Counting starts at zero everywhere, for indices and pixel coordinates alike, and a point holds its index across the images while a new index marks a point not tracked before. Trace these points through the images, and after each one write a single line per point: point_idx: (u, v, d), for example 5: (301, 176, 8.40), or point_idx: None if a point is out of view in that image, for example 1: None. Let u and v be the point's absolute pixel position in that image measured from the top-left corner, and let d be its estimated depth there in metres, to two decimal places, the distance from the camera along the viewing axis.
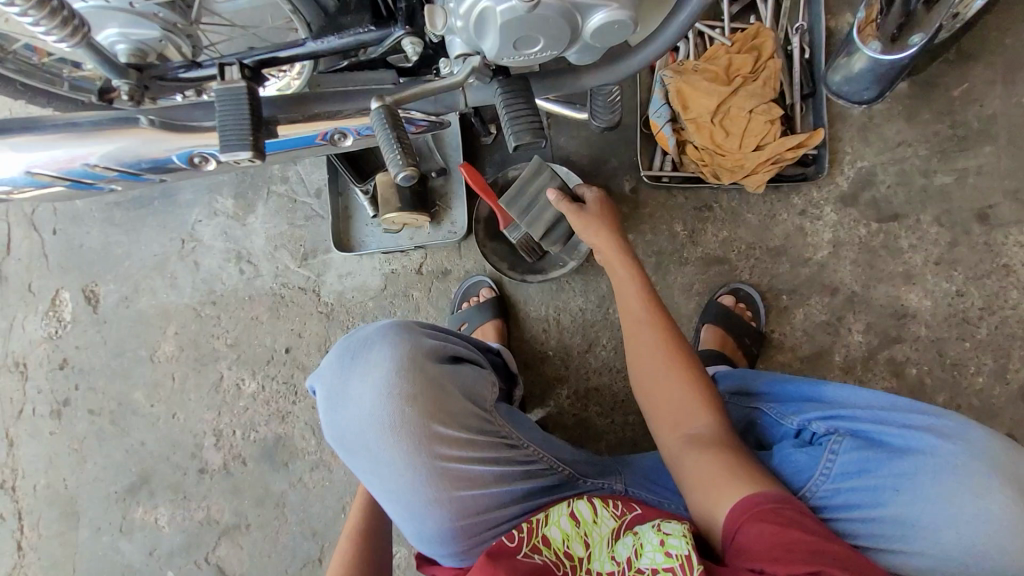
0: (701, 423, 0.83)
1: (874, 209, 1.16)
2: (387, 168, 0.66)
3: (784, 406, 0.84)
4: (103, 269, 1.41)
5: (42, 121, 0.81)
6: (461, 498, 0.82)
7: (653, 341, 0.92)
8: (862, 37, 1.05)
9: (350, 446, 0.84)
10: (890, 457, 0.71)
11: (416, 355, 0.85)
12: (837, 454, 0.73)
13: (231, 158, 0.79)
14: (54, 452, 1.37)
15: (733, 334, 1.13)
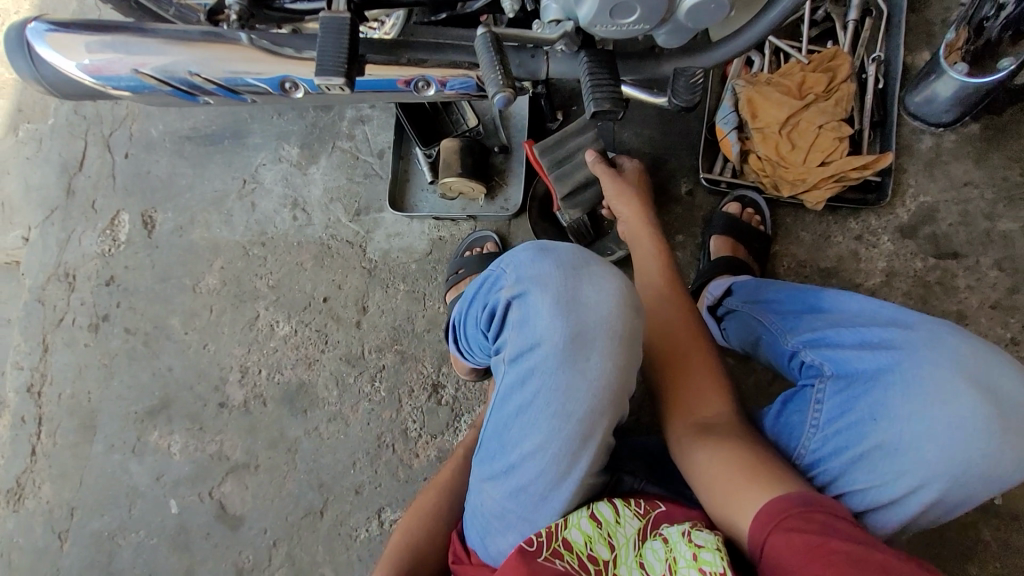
0: (716, 409, 0.82)
1: (933, 244, 1.15)
2: (487, 87, 0.76)
3: (784, 322, 0.90)
4: (164, 197, 1.46)
5: (158, 27, 0.87)
6: (606, 449, 0.76)
7: (670, 317, 0.93)
8: (948, 60, 1.08)
9: (569, 351, 0.72)
10: (867, 388, 0.75)
11: (641, 300, 0.79)
12: (822, 402, 0.78)
13: (324, 83, 0.83)
14: (84, 363, 1.40)
15: (743, 240, 1.13)
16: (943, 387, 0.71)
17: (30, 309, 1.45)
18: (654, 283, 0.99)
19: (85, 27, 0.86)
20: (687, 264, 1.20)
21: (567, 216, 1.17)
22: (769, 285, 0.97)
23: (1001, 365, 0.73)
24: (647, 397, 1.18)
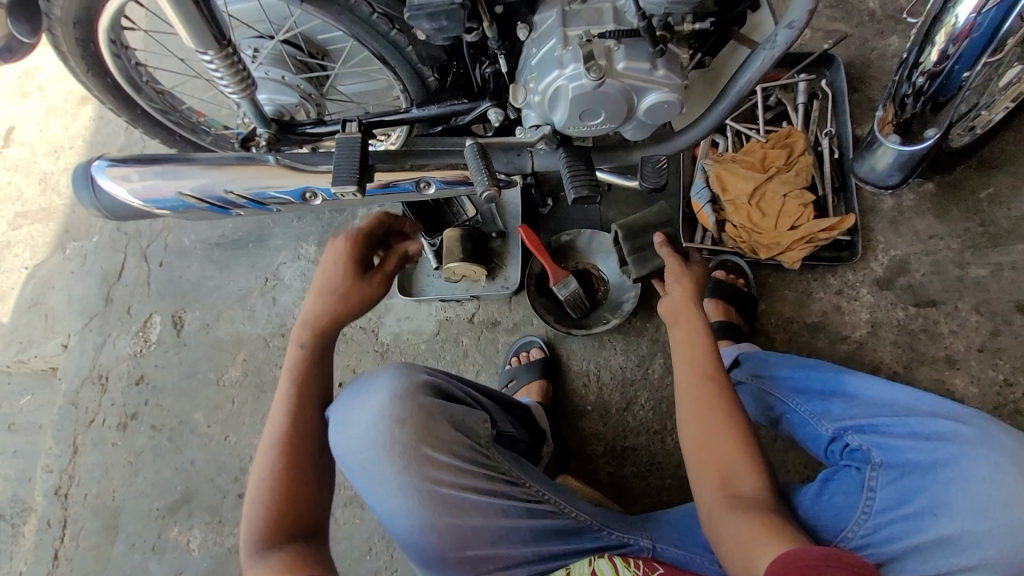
0: (750, 482, 0.82)
1: (910, 293, 1.21)
2: (475, 187, 0.89)
3: (812, 405, 0.92)
4: (193, 299, 1.59)
5: (200, 156, 1.02)
6: (462, 530, 0.85)
7: (707, 396, 0.91)
8: (882, 132, 1.12)
9: (379, 462, 0.85)
10: (927, 479, 0.77)
11: (412, 399, 0.87)
12: (875, 490, 0.80)
13: (339, 191, 0.97)
14: (111, 462, 1.45)
15: (733, 302, 1.21)
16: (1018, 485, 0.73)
17: (64, 412, 1.53)
18: (694, 362, 0.95)
19: (139, 161, 1.01)
20: None
21: (564, 290, 1.26)
22: (778, 360, 1.01)
23: None
24: (655, 462, 1.20)
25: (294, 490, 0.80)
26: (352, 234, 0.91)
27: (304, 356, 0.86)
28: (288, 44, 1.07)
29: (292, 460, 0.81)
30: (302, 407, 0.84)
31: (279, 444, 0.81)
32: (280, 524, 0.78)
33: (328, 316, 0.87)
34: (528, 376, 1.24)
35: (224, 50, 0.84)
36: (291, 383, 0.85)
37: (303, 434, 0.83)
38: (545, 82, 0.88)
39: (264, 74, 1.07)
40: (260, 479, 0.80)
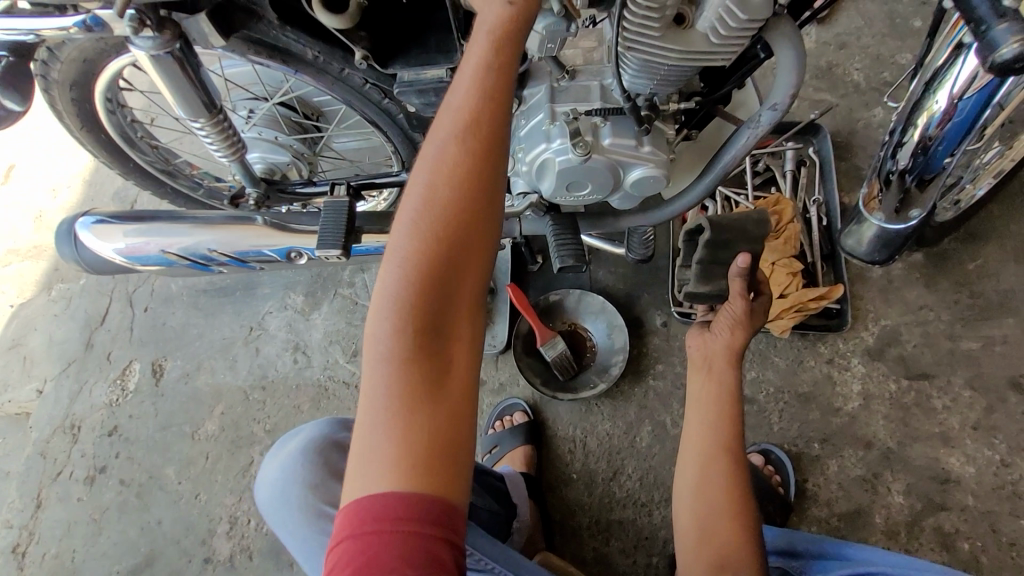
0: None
1: (902, 365, 1.20)
2: None
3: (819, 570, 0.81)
4: (174, 347, 1.56)
5: (187, 213, 1.02)
6: None
7: (719, 472, 0.81)
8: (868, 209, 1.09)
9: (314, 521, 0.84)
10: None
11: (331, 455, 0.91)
12: None
13: (323, 254, 0.96)
14: (74, 519, 1.39)
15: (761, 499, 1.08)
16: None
17: (31, 463, 1.48)
18: (712, 434, 0.83)
19: (124, 217, 1.01)
20: (670, 394, 1.25)
21: (551, 351, 1.24)
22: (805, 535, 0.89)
23: None
24: (641, 537, 1.15)
25: (436, 378, 0.53)
26: (503, 36, 0.59)
27: (461, 198, 0.56)
28: (283, 105, 1.08)
29: (434, 274, 0.55)
30: (458, 206, 0.56)
31: (418, 246, 0.55)
32: (414, 404, 0.51)
33: (484, 149, 0.57)
34: (512, 441, 1.21)
35: (215, 117, 0.84)
36: (434, 215, 0.56)
37: (462, 259, 0.56)
38: (533, 154, 0.89)
39: (258, 135, 1.08)
40: (391, 297, 0.55)
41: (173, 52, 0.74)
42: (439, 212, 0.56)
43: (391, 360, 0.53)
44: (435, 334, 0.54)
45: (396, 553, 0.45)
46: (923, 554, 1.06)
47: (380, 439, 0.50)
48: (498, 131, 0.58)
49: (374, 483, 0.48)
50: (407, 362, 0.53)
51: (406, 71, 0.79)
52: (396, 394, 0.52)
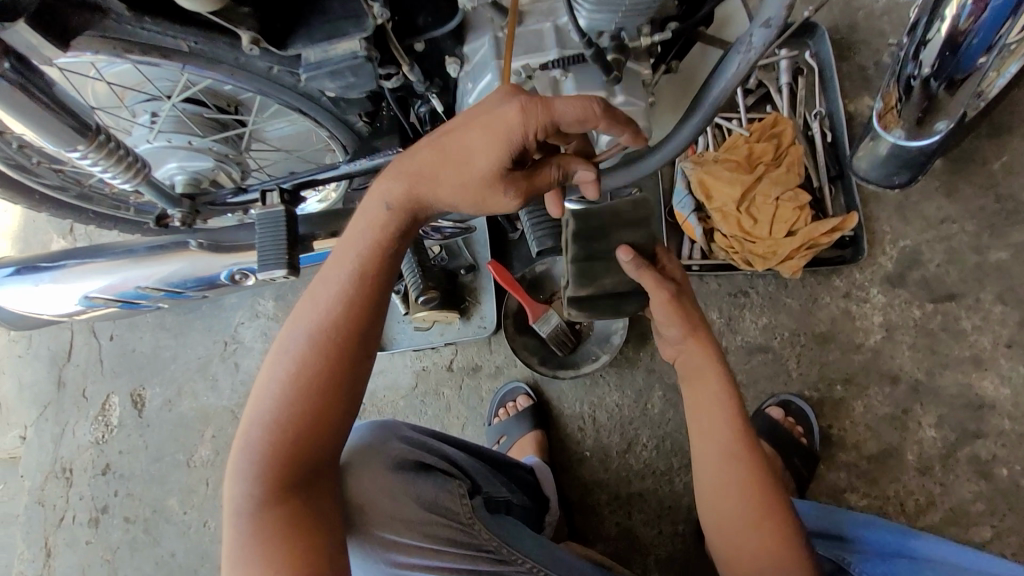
0: None
1: (926, 289, 1.09)
2: None
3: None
4: (150, 373, 1.47)
5: (104, 249, 0.90)
6: None
7: (733, 474, 0.74)
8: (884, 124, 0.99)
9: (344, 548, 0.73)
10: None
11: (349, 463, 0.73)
12: None
13: (268, 276, 0.83)
14: (88, 562, 1.36)
15: (783, 453, 1.03)
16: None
17: (32, 512, 1.43)
18: (714, 436, 0.76)
19: (36, 264, 0.89)
20: None
21: (545, 326, 1.13)
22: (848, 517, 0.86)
23: None
24: (664, 506, 1.10)
25: (290, 522, 0.60)
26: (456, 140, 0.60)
27: (303, 367, 0.61)
28: (190, 102, 0.90)
29: (279, 441, 0.60)
30: (301, 374, 0.61)
31: (263, 415, 0.61)
32: (262, 548, 0.59)
33: (343, 323, 0.62)
34: (520, 430, 1.13)
35: (97, 141, 0.72)
36: (284, 384, 0.61)
37: (313, 423, 0.61)
38: None
39: (168, 142, 0.91)
40: (242, 456, 0.62)
41: (8, 75, 0.64)
42: (286, 379, 0.61)
43: (239, 518, 0.60)
44: (287, 490, 0.61)
45: None
46: (960, 486, 1.00)
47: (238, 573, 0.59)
48: (351, 299, 0.63)
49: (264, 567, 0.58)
50: (263, 512, 0.60)
51: (311, 49, 0.64)
52: (247, 542, 0.59)
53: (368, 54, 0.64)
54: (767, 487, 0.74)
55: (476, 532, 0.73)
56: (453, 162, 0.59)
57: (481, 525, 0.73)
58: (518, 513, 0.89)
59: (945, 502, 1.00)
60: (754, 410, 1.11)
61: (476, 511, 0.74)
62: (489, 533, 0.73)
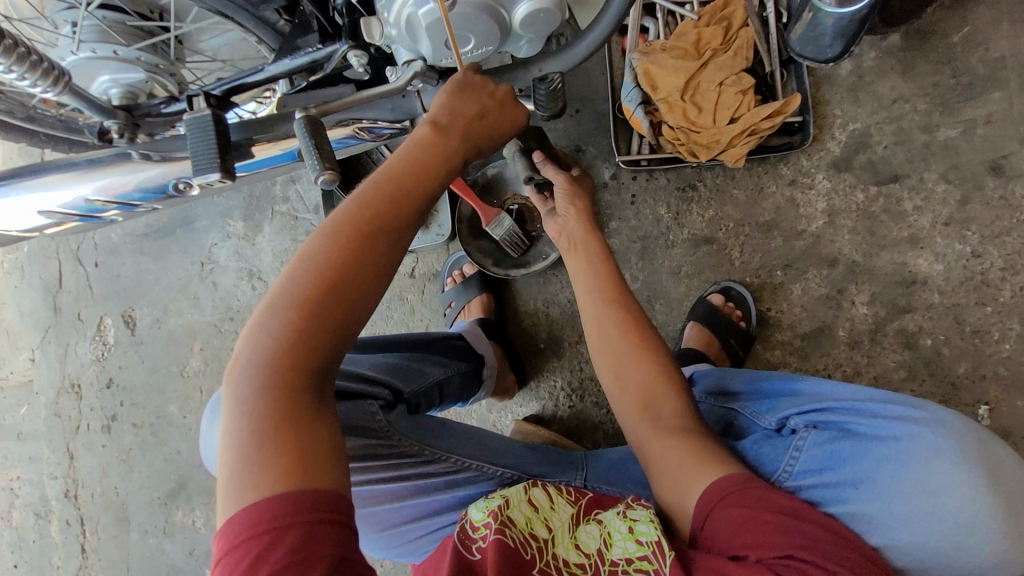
0: (669, 404, 0.81)
1: (871, 171, 1.09)
2: (308, 173, 0.68)
3: (758, 405, 0.86)
4: (138, 296, 1.54)
5: (48, 165, 0.93)
6: (377, 512, 0.82)
7: (621, 338, 0.87)
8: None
9: None
10: (859, 445, 0.73)
11: None
12: (802, 450, 0.76)
13: (203, 180, 0.86)
14: (107, 462, 1.51)
15: (719, 335, 1.08)
16: (950, 476, 0.69)
17: (51, 423, 1.57)
18: (599, 296, 0.90)
19: None
20: (626, 250, 1.19)
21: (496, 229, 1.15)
22: (735, 373, 0.96)
23: (984, 441, 0.73)
24: None
25: (320, 400, 0.58)
26: (487, 114, 0.71)
27: (370, 250, 0.61)
28: (108, 10, 0.90)
29: (334, 312, 0.59)
30: (366, 256, 0.61)
31: (319, 279, 0.59)
32: (296, 412, 0.56)
33: (388, 217, 0.63)
34: (466, 294, 1.22)
35: (11, 49, 0.71)
36: (348, 257, 0.60)
37: (344, 301, 0.60)
38: (395, 11, 0.74)
39: (93, 53, 0.88)
40: (288, 311, 0.58)
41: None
42: (353, 252, 0.61)
43: (262, 372, 0.57)
44: (323, 363, 0.59)
45: (299, 538, 0.50)
46: (886, 356, 1.06)
47: (253, 432, 0.55)
48: (415, 208, 0.65)
49: (271, 450, 0.54)
50: (278, 384, 0.56)
51: None
52: (270, 400, 0.56)
53: None
54: (644, 334, 0.87)
55: (394, 439, 0.81)
56: (488, 137, 0.72)
57: (398, 436, 0.81)
58: (455, 386, 1.01)
59: (870, 372, 1.06)
60: (697, 297, 1.15)
61: (390, 422, 0.81)
62: (409, 439, 0.82)
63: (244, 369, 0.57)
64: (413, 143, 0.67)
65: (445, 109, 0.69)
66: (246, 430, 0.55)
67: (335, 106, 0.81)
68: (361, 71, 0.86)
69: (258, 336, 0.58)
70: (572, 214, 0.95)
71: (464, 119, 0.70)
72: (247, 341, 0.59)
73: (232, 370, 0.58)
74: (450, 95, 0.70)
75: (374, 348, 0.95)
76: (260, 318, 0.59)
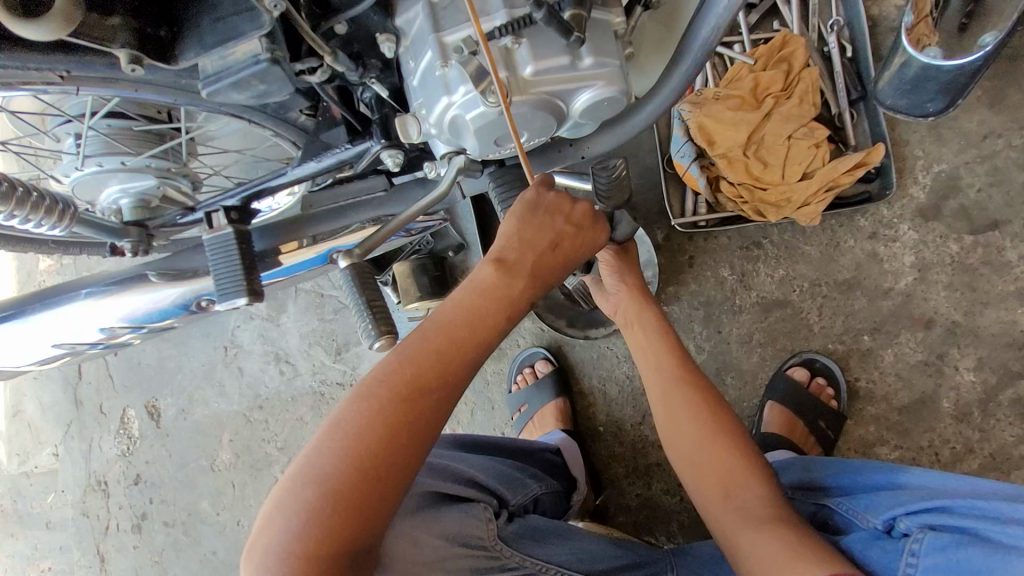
0: (755, 493, 0.72)
1: (965, 219, 0.97)
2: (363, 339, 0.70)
3: (856, 501, 0.71)
4: (161, 385, 1.46)
5: (59, 294, 0.85)
6: None
7: (697, 427, 0.78)
8: (918, 45, 0.85)
9: None
10: (991, 556, 0.54)
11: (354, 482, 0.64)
12: (919, 558, 0.59)
13: (230, 305, 0.76)
14: (139, 564, 1.43)
15: (804, 416, 0.98)
16: None
17: (79, 523, 1.48)
18: (665, 376, 0.81)
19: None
20: (688, 318, 1.07)
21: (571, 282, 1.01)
22: (823, 463, 0.82)
23: None
24: None
25: None
26: (552, 243, 0.63)
27: (405, 421, 0.54)
28: (113, 117, 0.78)
29: (365, 498, 0.52)
30: (401, 430, 0.54)
31: (348, 459, 0.53)
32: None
33: (437, 375, 0.56)
34: (541, 398, 1.09)
35: (8, 195, 0.66)
36: (380, 433, 0.54)
37: (385, 473, 0.53)
38: (437, 111, 0.63)
39: (100, 166, 0.78)
40: (308, 495, 0.52)
41: None
42: (386, 426, 0.54)
43: (291, 561, 0.51)
44: (364, 536, 0.53)
45: None
46: (1002, 431, 0.93)
47: None
48: (469, 361, 0.58)
49: None
50: (304, 565, 0.51)
51: (206, 57, 0.53)
52: None
53: (272, 56, 0.52)
54: (718, 416, 0.78)
55: (499, 553, 0.70)
56: (557, 264, 0.64)
57: (506, 547, 0.71)
58: (547, 502, 0.87)
59: (985, 449, 0.93)
60: (774, 369, 1.04)
61: (499, 532, 0.72)
62: (512, 550, 0.71)
63: (264, 555, 0.52)
64: (464, 291, 0.61)
65: (515, 241, 0.62)
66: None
67: (377, 241, 0.71)
68: (397, 168, 0.76)
69: (279, 519, 0.53)
70: (632, 300, 0.84)
71: (534, 252, 0.62)
72: (267, 519, 0.54)
73: (252, 553, 0.53)
74: (521, 222, 0.62)
75: (481, 446, 0.86)
76: (281, 497, 0.54)
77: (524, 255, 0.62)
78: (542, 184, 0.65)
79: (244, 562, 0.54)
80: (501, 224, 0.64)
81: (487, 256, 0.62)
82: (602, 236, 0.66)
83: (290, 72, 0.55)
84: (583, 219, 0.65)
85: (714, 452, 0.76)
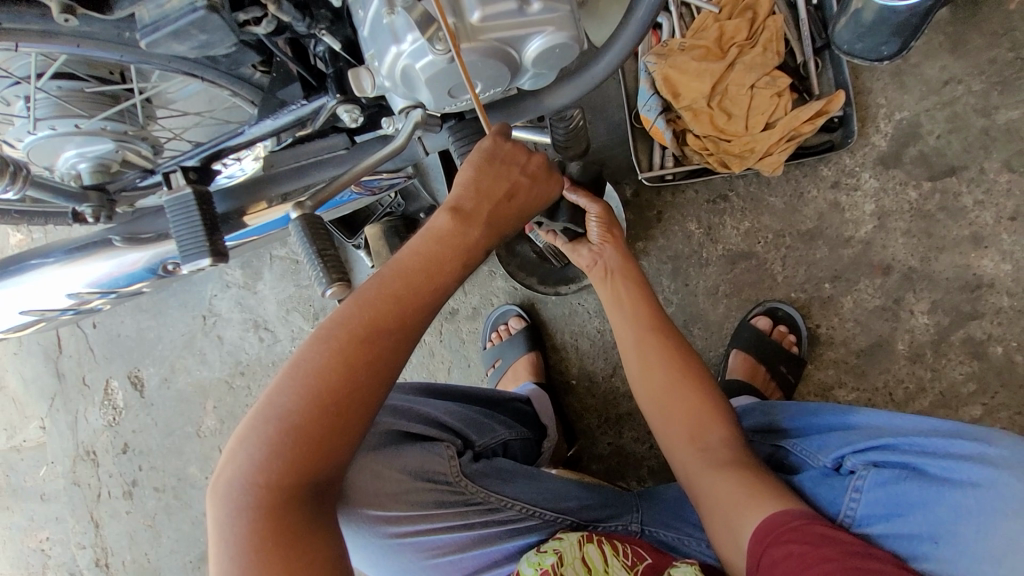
0: (715, 434, 0.75)
1: (924, 165, 0.99)
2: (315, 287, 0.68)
3: (809, 441, 0.74)
4: (141, 355, 1.47)
5: (19, 261, 0.84)
6: (439, 564, 0.74)
7: (670, 377, 0.81)
8: None
9: None
10: (926, 489, 0.60)
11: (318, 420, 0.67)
12: (861, 493, 0.64)
13: (194, 267, 0.76)
14: (133, 529, 1.46)
15: (765, 363, 1.01)
16: None
17: (71, 492, 1.51)
18: (637, 319, 0.85)
19: None
20: (657, 273, 1.09)
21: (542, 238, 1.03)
22: (782, 406, 0.84)
23: None
24: None
25: (314, 514, 0.54)
26: (507, 191, 0.64)
27: (364, 363, 0.56)
28: (61, 78, 0.76)
29: (324, 434, 0.55)
30: (359, 369, 0.56)
31: (308, 397, 0.55)
32: (277, 546, 0.52)
33: (394, 319, 0.58)
34: (512, 354, 1.12)
35: None
36: (337, 372, 0.55)
37: (343, 411, 0.55)
38: (388, 60, 0.62)
39: (53, 130, 0.77)
40: (269, 429, 0.54)
41: None
42: (344, 366, 0.56)
43: (253, 492, 0.54)
44: (324, 470, 0.55)
45: None
46: (952, 369, 0.97)
47: (245, 536, 0.53)
48: (425, 305, 0.60)
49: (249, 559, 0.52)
50: (266, 496, 0.53)
51: (142, 7, 0.52)
52: (255, 524, 0.53)
53: (208, 3, 0.52)
54: (687, 365, 0.81)
55: (462, 488, 0.74)
56: (514, 211, 0.65)
57: (467, 481, 0.74)
58: (517, 448, 0.89)
59: (936, 387, 0.97)
60: (739, 320, 1.06)
61: (462, 468, 0.75)
62: (476, 485, 0.75)
63: (227, 487, 0.55)
64: (423, 236, 0.62)
65: (471, 190, 0.62)
66: (229, 557, 0.52)
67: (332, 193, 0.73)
68: (356, 125, 0.76)
69: (242, 452, 0.55)
70: (611, 244, 0.89)
71: (491, 201, 0.63)
72: (231, 454, 0.56)
73: (216, 485, 0.55)
74: (477, 171, 0.62)
75: (451, 393, 0.89)
76: (244, 433, 0.56)
77: (480, 200, 0.62)
78: (499, 135, 0.64)
79: (209, 495, 0.56)
80: (457, 173, 0.64)
81: (444, 203, 0.63)
82: (555, 182, 0.68)
83: (230, 21, 0.54)
84: (538, 167, 0.65)
85: (685, 395, 0.79)
